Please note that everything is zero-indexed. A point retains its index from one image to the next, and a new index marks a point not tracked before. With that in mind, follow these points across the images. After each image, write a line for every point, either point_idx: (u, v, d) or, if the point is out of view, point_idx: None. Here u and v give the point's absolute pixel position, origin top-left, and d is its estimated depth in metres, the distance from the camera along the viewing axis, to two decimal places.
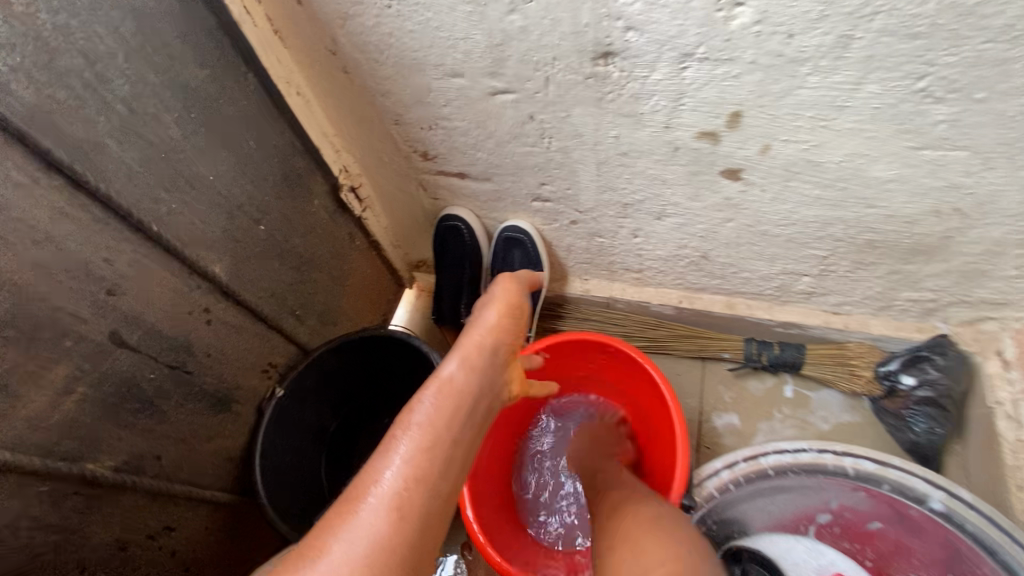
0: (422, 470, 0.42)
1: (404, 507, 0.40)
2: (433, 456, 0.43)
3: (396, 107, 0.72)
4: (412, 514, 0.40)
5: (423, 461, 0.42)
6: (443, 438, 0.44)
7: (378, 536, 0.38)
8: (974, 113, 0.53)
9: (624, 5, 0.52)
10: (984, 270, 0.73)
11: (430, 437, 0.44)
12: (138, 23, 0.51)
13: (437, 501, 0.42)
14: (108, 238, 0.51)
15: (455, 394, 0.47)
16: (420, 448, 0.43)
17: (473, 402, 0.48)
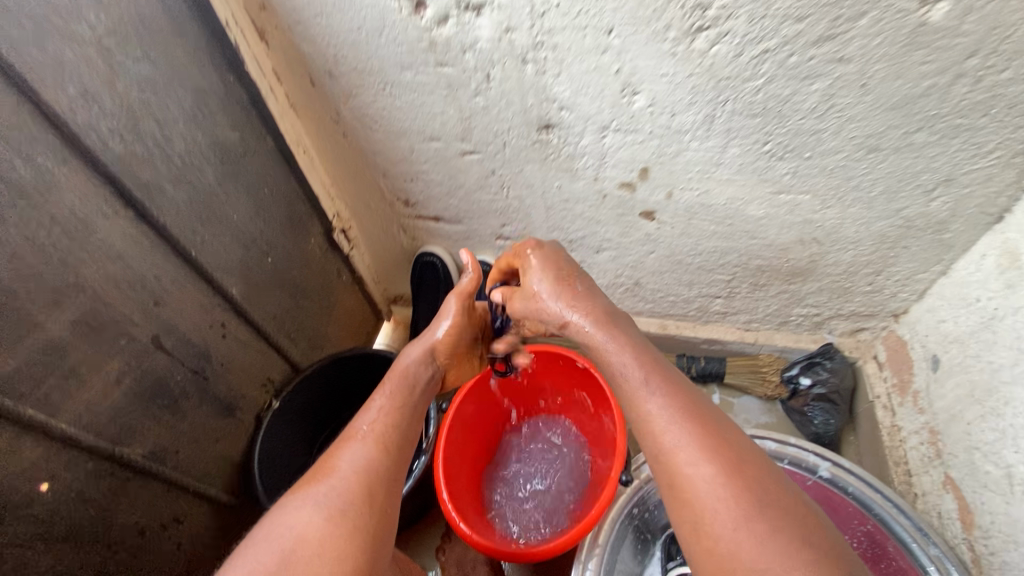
0: (390, 415, 0.63)
1: (379, 437, 0.60)
2: (397, 409, 0.65)
3: (385, 164, 0.90)
4: (389, 441, 0.60)
5: (391, 411, 0.64)
6: (402, 401, 0.67)
7: (366, 452, 0.58)
8: (807, 168, 0.75)
9: (558, 92, 0.73)
10: (845, 287, 0.94)
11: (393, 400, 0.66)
12: (194, 99, 0.68)
13: (401, 437, 0.62)
14: (158, 259, 0.65)
15: (411, 371, 0.71)
16: (388, 404, 0.65)
17: (421, 376, 0.72)
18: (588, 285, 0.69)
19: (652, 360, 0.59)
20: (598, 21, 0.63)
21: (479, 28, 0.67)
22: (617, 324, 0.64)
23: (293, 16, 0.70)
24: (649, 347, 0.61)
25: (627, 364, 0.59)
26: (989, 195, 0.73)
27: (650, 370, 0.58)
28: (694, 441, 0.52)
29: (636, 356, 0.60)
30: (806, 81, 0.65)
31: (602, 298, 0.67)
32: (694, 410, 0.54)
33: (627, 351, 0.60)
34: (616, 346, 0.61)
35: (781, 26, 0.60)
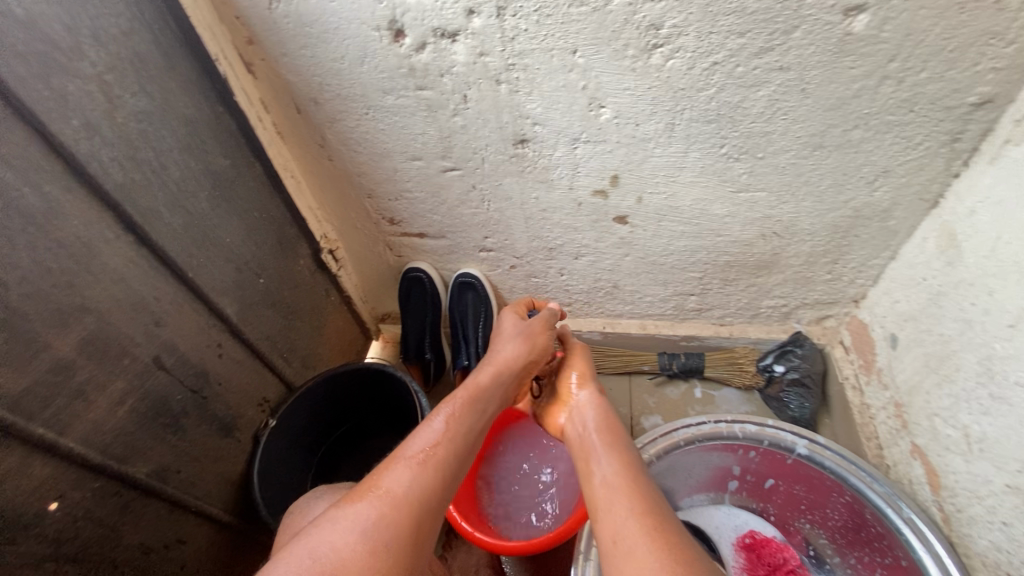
0: (447, 439, 0.65)
1: (432, 459, 0.62)
2: (456, 433, 0.66)
3: (370, 184, 0.94)
4: (438, 466, 0.61)
5: (449, 435, 0.65)
6: (464, 427, 0.68)
7: (416, 474, 0.59)
8: (761, 167, 0.82)
9: (530, 109, 0.79)
10: (807, 277, 1.01)
11: (454, 421, 0.68)
12: (188, 128, 0.71)
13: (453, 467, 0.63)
14: (158, 281, 0.67)
15: (475, 393, 0.74)
16: (448, 421, 0.67)
17: (486, 402, 0.74)
18: (598, 405, 0.77)
19: (638, 475, 0.60)
20: (564, 42, 0.70)
21: (455, 52, 0.73)
22: (620, 442, 0.68)
23: (279, 49, 0.75)
24: (638, 463, 0.63)
25: (608, 470, 0.62)
26: (923, 183, 0.82)
27: (614, 458, 0.64)
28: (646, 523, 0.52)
29: (620, 465, 0.62)
30: (753, 88, 0.72)
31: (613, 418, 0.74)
32: (659, 515, 0.54)
33: (615, 460, 0.63)
34: (602, 457, 0.64)
35: (726, 40, 0.67)
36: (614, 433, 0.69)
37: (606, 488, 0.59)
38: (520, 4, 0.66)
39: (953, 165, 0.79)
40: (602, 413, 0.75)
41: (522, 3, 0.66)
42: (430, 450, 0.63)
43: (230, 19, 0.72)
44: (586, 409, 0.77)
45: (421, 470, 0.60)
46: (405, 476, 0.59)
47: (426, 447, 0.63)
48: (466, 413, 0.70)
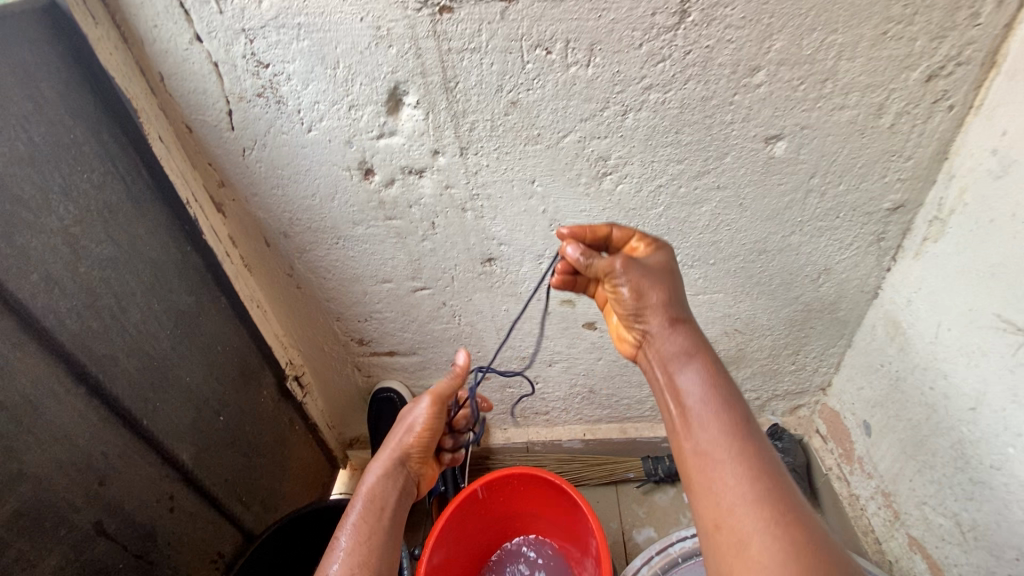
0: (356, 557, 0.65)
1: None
2: (367, 557, 0.65)
3: (339, 308, 0.94)
4: None
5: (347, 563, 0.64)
6: (368, 547, 0.66)
7: None
8: (714, 272, 0.88)
9: (495, 231, 0.83)
10: (774, 369, 1.04)
11: (359, 549, 0.66)
12: (153, 271, 0.71)
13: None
14: (107, 434, 0.63)
15: (373, 502, 0.70)
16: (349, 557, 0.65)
17: (390, 499, 0.72)
18: (698, 363, 0.54)
19: (784, 506, 0.46)
20: (522, 174, 0.76)
21: (423, 186, 0.78)
22: (746, 438, 0.50)
23: (250, 190, 0.78)
24: (786, 475, 0.49)
25: (746, 507, 0.46)
26: (861, 277, 0.89)
27: (744, 450, 0.49)
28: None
29: (764, 522, 0.45)
30: (697, 205, 0.79)
31: (728, 378, 0.54)
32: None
33: (754, 495, 0.46)
34: (734, 492, 0.47)
35: (667, 166, 0.75)
36: (734, 422, 0.51)
37: (756, 534, 0.44)
38: (481, 144, 0.73)
39: (883, 260, 0.86)
40: (691, 338, 0.56)
41: (482, 143, 0.73)
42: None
43: (203, 164, 0.76)
44: (653, 384, 0.58)
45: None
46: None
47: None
48: (368, 533, 0.67)
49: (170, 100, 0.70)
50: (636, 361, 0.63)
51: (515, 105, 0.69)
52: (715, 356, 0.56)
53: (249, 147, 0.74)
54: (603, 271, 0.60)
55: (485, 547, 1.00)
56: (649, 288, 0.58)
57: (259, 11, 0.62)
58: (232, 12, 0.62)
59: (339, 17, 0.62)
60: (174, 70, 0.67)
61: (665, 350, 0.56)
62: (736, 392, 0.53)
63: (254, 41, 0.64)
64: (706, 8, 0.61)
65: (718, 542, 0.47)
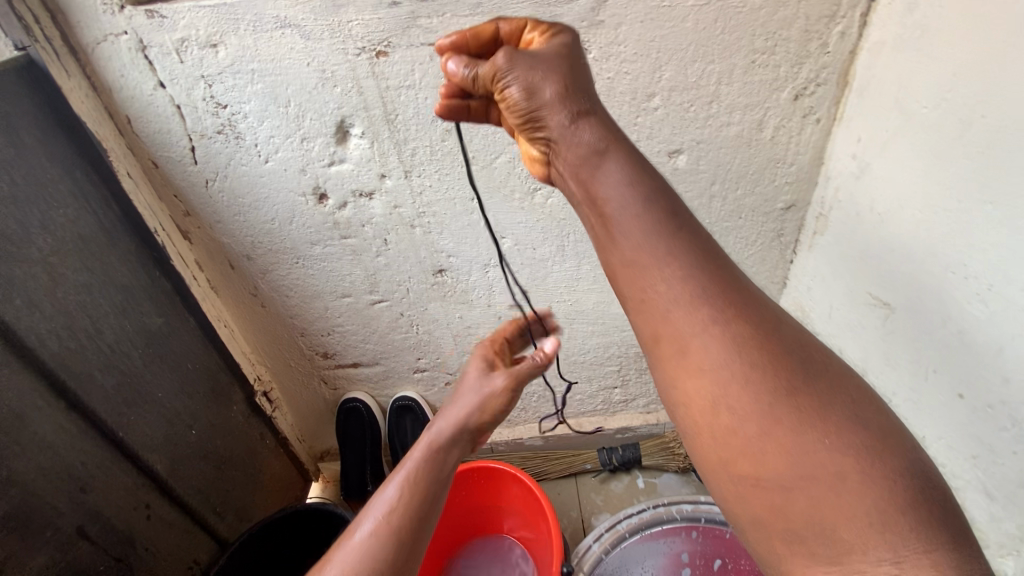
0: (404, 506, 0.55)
1: (411, 509, 0.55)
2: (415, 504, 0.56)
3: (303, 323, 1.01)
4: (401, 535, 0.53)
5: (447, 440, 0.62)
6: (420, 498, 0.56)
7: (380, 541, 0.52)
8: None
9: (443, 245, 0.93)
10: None
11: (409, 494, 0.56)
12: (125, 295, 0.77)
13: (437, 517, 0.57)
14: (86, 444, 0.68)
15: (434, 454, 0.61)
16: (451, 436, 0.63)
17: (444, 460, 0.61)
18: (614, 155, 0.45)
19: (727, 299, 0.42)
20: (462, 192, 0.86)
21: (373, 207, 0.87)
22: (675, 231, 0.43)
23: (214, 218, 0.86)
24: (719, 256, 0.44)
25: (683, 308, 0.41)
26: (770, 269, 1.01)
27: (676, 242, 0.43)
28: (745, 372, 0.40)
29: (707, 324, 0.41)
30: None
31: (647, 165, 0.46)
32: (793, 397, 0.39)
33: (695, 295, 0.41)
34: (674, 293, 0.42)
35: None
36: (656, 207, 0.43)
37: (709, 345, 0.41)
38: (423, 167, 0.82)
39: (786, 253, 0.98)
40: (600, 126, 0.47)
41: (424, 166, 0.82)
42: (422, 478, 0.58)
43: (169, 196, 0.83)
44: (570, 199, 0.49)
45: (425, 492, 0.57)
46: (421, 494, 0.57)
47: (405, 491, 0.56)
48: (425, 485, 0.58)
49: (137, 140, 0.77)
50: (550, 182, 0.52)
51: (450, 132, 0.79)
52: (630, 144, 0.47)
53: (212, 179, 0.81)
54: (487, 80, 0.49)
55: (454, 537, 1.07)
56: (542, 81, 0.47)
57: (216, 60, 0.70)
58: (192, 61, 0.70)
59: (288, 63, 0.71)
60: (140, 114, 0.74)
61: (573, 155, 0.46)
62: (657, 179, 0.46)
63: (212, 85, 0.72)
64: (603, 47, 0.73)
65: (657, 352, 0.43)
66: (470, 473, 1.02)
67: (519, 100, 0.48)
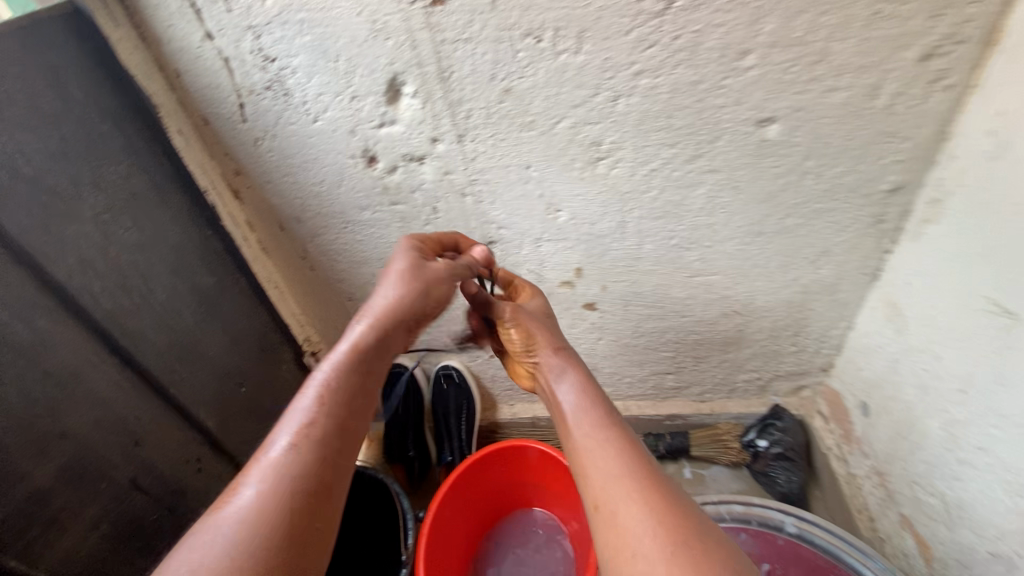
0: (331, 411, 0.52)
1: (340, 416, 0.53)
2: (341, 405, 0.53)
3: (350, 289, 1.00)
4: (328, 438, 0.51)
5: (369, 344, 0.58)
6: (338, 402, 0.53)
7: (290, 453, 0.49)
8: (711, 254, 0.89)
9: (494, 215, 0.87)
10: (774, 350, 1.05)
11: (323, 401, 0.53)
12: (177, 254, 0.77)
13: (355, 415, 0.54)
14: (140, 400, 0.70)
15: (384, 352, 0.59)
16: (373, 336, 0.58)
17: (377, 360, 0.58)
18: (622, 455, 0.60)
19: (642, 479, 0.57)
20: (518, 160, 0.79)
21: (424, 172, 0.81)
22: (615, 445, 0.62)
23: (264, 178, 0.83)
24: (647, 458, 0.61)
25: (614, 480, 0.58)
26: (861, 259, 0.88)
27: (612, 447, 0.62)
28: (660, 542, 0.51)
29: (629, 458, 0.60)
30: (691, 187, 0.80)
31: (638, 448, 0.62)
32: (685, 529, 0.52)
33: (620, 471, 0.59)
34: (603, 461, 0.60)
35: (660, 150, 0.76)
36: (611, 433, 0.64)
37: (634, 521, 0.53)
38: (477, 131, 0.76)
39: (883, 242, 0.86)
40: (615, 431, 0.64)
41: (479, 130, 0.75)
42: (342, 387, 0.54)
43: (220, 153, 0.81)
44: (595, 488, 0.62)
45: (357, 392, 0.55)
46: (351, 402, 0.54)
47: (326, 403, 0.52)
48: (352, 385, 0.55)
49: (187, 95, 0.75)
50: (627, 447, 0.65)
51: (508, 92, 0.71)
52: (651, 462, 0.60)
53: (261, 137, 0.78)
54: None
55: (495, 510, 1.06)
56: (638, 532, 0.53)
57: (263, 9, 0.65)
58: (239, 10, 0.66)
59: (336, 12, 0.65)
60: (189, 67, 0.71)
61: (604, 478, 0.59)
62: (635, 441, 0.63)
63: (261, 37, 0.68)
64: None
65: (598, 517, 0.57)
66: (513, 450, 1.00)
67: (614, 478, 0.58)
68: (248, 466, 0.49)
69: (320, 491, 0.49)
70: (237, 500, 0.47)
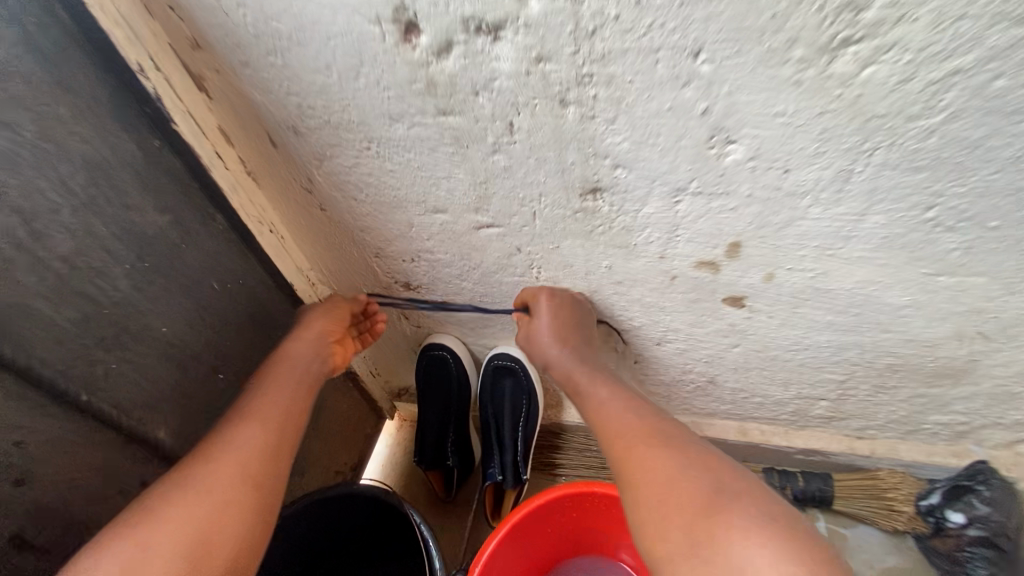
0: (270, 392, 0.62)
1: (293, 396, 0.63)
2: (275, 401, 0.61)
3: (376, 241, 0.68)
4: (274, 427, 0.59)
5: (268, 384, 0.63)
6: (280, 396, 0.62)
7: (248, 436, 0.57)
8: (989, 242, 0.50)
9: (612, 143, 0.50)
10: (1013, 393, 0.67)
11: (286, 385, 0.63)
12: (94, 179, 0.49)
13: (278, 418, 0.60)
14: (28, 411, 0.49)
15: (293, 364, 0.66)
16: (291, 369, 0.65)
17: (301, 365, 0.66)
18: (666, 447, 0.52)
19: (703, 471, 0.49)
20: (681, 37, 0.41)
21: (498, 58, 0.45)
22: (666, 439, 0.53)
23: (237, 56, 0.50)
24: (682, 429, 0.55)
25: (673, 483, 0.48)
26: None
27: (654, 436, 0.54)
28: (742, 536, 0.42)
29: (688, 455, 0.50)
30: (1015, 116, 0.40)
31: (677, 427, 0.56)
32: (791, 538, 0.42)
33: (677, 469, 0.49)
34: (629, 419, 0.57)
35: (990, 31, 0.36)
36: (659, 430, 0.54)
37: (725, 539, 0.42)
38: None
39: None
40: (647, 415, 0.57)
41: None
42: (276, 398, 0.61)
43: (160, 7, 0.47)
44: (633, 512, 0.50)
45: (291, 377, 0.64)
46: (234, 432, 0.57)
47: (268, 394, 0.61)
48: (283, 372, 0.64)
49: None
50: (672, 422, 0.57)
51: None
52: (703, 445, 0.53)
53: None
54: None
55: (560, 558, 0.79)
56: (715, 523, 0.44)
57: None
58: None
59: None
60: None
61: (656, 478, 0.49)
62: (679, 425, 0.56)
63: None
64: None
65: (641, 541, 0.47)
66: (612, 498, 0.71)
67: (664, 477, 0.49)
68: (160, 486, 0.52)
69: (241, 500, 0.52)
70: (166, 502, 0.50)
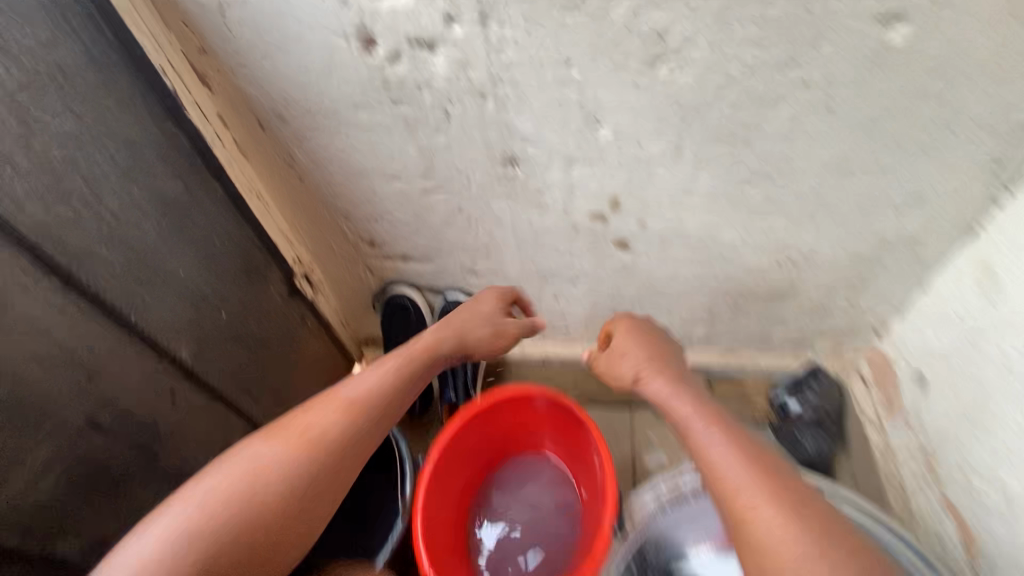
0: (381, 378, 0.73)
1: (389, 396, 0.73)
2: (383, 385, 0.73)
3: (345, 206, 0.86)
4: (355, 419, 0.70)
5: (418, 369, 0.76)
6: (387, 390, 0.73)
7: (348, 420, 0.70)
8: (778, 193, 0.73)
9: (520, 127, 0.70)
10: (824, 307, 0.92)
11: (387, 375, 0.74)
12: (130, 152, 0.64)
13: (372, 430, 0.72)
14: (88, 330, 0.62)
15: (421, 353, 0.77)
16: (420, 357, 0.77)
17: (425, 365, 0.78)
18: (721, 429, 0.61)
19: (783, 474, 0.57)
20: (557, 53, 0.60)
21: (434, 64, 0.63)
22: (730, 430, 0.61)
23: (236, 59, 0.66)
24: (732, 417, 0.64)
25: (743, 478, 0.56)
26: (963, 211, 0.71)
27: (714, 421, 0.62)
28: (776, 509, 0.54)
29: (751, 454, 0.58)
30: (771, 105, 0.62)
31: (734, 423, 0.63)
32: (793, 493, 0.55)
33: (725, 445, 0.59)
34: (707, 432, 0.61)
35: (740, 52, 0.57)
36: (724, 424, 0.62)
37: (762, 513, 0.54)
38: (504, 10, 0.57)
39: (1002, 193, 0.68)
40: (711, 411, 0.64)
41: (508, 10, 0.57)
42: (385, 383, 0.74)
43: (178, 22, 0.63)
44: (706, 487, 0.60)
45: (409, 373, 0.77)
46: (337, 413, 0.70)
47: (380, 383, 0.73)
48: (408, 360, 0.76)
49: None
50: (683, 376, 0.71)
51: None
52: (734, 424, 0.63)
53: (226, 4, 0.60)
54: None
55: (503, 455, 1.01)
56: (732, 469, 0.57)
57: None
58: None
59: None
60: None
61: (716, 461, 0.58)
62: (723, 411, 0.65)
63: None
64: None
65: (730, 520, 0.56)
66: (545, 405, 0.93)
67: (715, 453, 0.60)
68: (270, 434, 0.67)
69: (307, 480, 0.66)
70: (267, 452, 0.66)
